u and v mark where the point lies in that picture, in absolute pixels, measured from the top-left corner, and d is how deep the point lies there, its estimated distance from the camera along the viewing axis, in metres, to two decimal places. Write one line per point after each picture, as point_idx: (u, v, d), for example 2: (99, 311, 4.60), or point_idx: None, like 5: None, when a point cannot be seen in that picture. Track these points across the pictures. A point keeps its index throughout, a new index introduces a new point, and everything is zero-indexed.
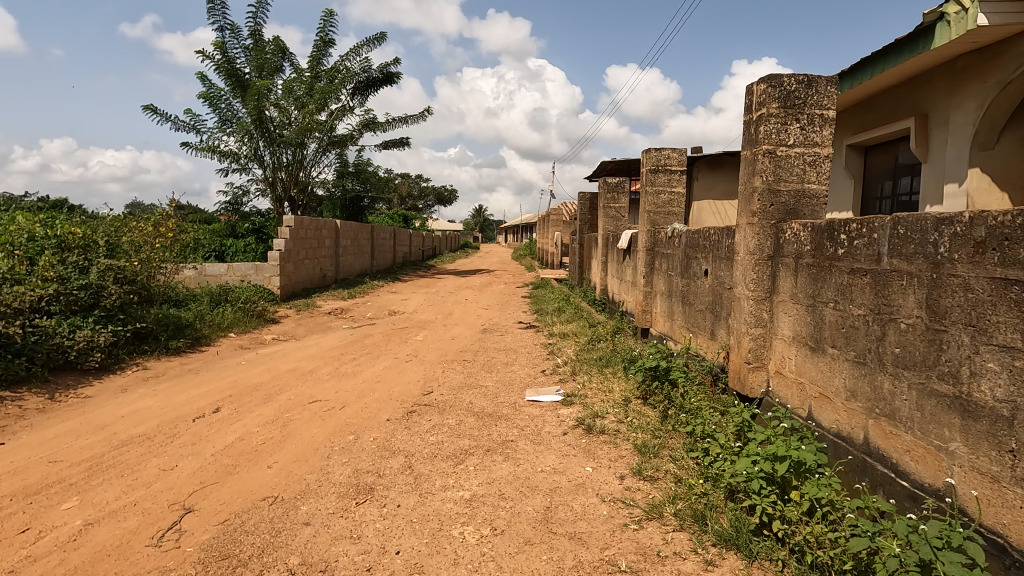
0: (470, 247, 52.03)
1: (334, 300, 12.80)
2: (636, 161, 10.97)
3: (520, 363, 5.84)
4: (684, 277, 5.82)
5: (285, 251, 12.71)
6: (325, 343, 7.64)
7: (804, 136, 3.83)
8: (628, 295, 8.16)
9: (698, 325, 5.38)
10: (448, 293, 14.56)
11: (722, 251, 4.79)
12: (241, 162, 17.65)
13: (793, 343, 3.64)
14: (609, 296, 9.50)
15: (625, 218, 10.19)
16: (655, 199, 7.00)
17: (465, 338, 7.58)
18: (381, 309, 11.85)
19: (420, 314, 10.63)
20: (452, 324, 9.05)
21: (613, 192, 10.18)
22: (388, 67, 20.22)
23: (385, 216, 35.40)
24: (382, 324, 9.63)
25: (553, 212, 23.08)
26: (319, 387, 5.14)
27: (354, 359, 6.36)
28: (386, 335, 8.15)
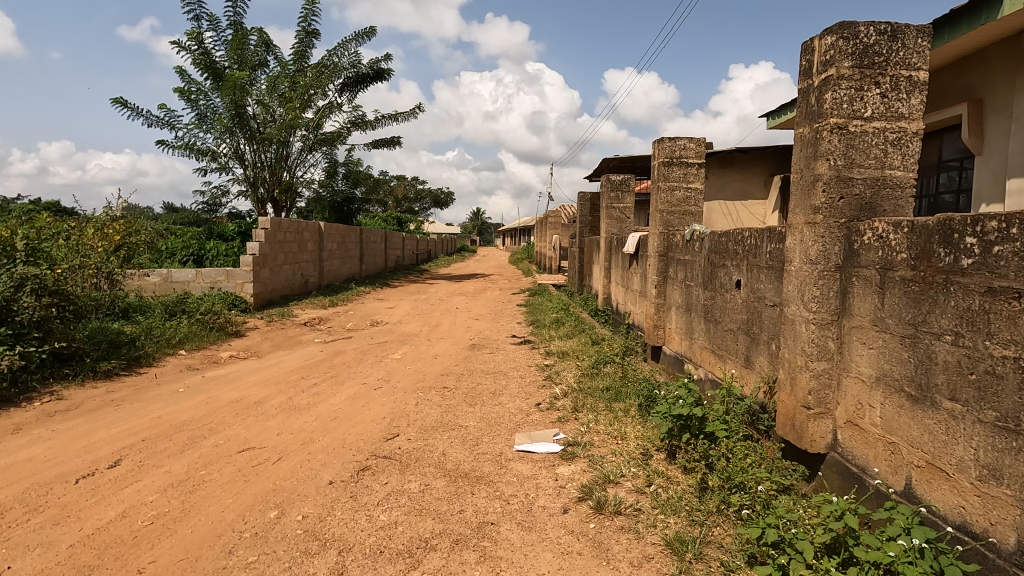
0: (467, 250, 51.08)
1: (312, 308, 11.79)
2: (642, 157, 10.00)
3: (509, 392, 4.85)
4: (708, 289, 4.84)
5: (260, 255, 11.70)
6: (288, 363, 6.63)
7: (887, 106, 2.87)
8: (636, 307, 7.17)
9: (727, 349, 4.40)
10: (438, 300, 13.55)
11: (762, 259, 3.82)
12: (220, 160, 16.66)
13: (877, 386, 2.67)
14: (613, 306, 8.52)
15: (630, 220, 9.21)
16: (669, 196, 6.03)
17: (449, 357, 6.57)
18: (364, 319, 10.85)
19: (404, 325, 9.62)
20: (437, 338, 8.05)
21: (617, 190, 9.21)
22: (378, 62, 19.24)
23: (378, 219, 34.37)
24: (360, 336, 8.62)
25: (551, 215, 22.10)
26: (260, 426, 4.14)
27: (315, 385, 5.36)
28: (360, 351, 7.15)
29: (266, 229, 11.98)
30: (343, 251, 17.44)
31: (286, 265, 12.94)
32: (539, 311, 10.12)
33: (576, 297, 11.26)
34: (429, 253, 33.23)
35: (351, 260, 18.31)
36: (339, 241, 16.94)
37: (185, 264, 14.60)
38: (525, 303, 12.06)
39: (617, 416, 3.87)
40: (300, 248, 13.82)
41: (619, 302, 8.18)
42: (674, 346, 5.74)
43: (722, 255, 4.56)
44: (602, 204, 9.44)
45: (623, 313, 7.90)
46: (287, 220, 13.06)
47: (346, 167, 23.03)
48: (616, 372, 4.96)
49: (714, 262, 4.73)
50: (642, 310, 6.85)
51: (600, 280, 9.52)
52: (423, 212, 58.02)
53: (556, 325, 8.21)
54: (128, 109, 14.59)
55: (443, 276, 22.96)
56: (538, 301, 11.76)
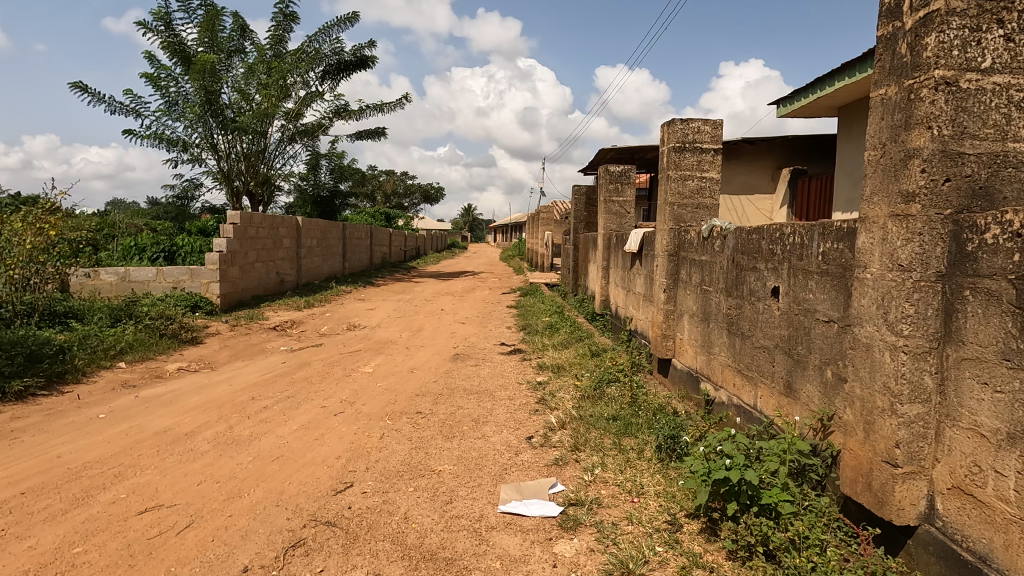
0: (457, 247, 50.16)
1: (286, 310, 10.90)
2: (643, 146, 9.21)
3: (495, 420, 4.05)
4: (733, 296, 4.06)
5: (229, 253, 10.78)
6: (243, 377, 5.77)
7: (1011, 54, 2.08)
8: (641, 313, 6.38)
9: (760, 370, 3.63)
10: (423, 301, 12.70)
11: (814, 263, 3.03)
12: (192, 151, 15.67)
13: (1012, 446, 1.88)
14: (613, 311, 7.73)
15: (630, 215, 8.42)
16: (680, 187, 5.24)
17: (429, 370, 5.76)
18: (340, 323, 9.98)
19: (383, 330, 8.76)
20: (417, 346, 7.22)
21: (616, 183, 8.42)
22: (362, 49, 18.29)
23: (366, 215, 33.38)
24: (332, 343, 7.76)
25: (543, 211, 21.31)
26: (182, 471, 3.29)
27: (266, 408, 4.53)
28: (330, 362, 6.31)
29: (235, 224, 11.06)
30: (324, 248, 16.52)
31: (259, 263, 12.03)
32: (531, 314, 9.32)
33: (572, 298, 10.47)
34: (417, 250, 32.31)
35: (333, 258, 17.40)
36: (319, 237, 16.02)
37: (156, 261, 13.42)
38: (516, 305, 11.24)
39: (629, 461, 3.07)
40: (274, 245, 12.89)
41: (621, 307, 7.39)
42: (688, 361, 4.96)
43: (752, 257, 3.77)
44: (599, 197, 8.65)
45: (625, 318, 7.12)
46: (259, 215, 12.12)
47: (329, 160, 22.05)
48: (624, 395, 4.16)
49: (741, 265, 3.94)
50: (648, 317, 6.06)
51: (597, 282, 8.73)
52: (412, 208, 57.01)
53: (551, 331, 7.40)
54: (88, 94, 13.56)
55: (430, 274, 22.13)
56: (531, 303, 10.95)
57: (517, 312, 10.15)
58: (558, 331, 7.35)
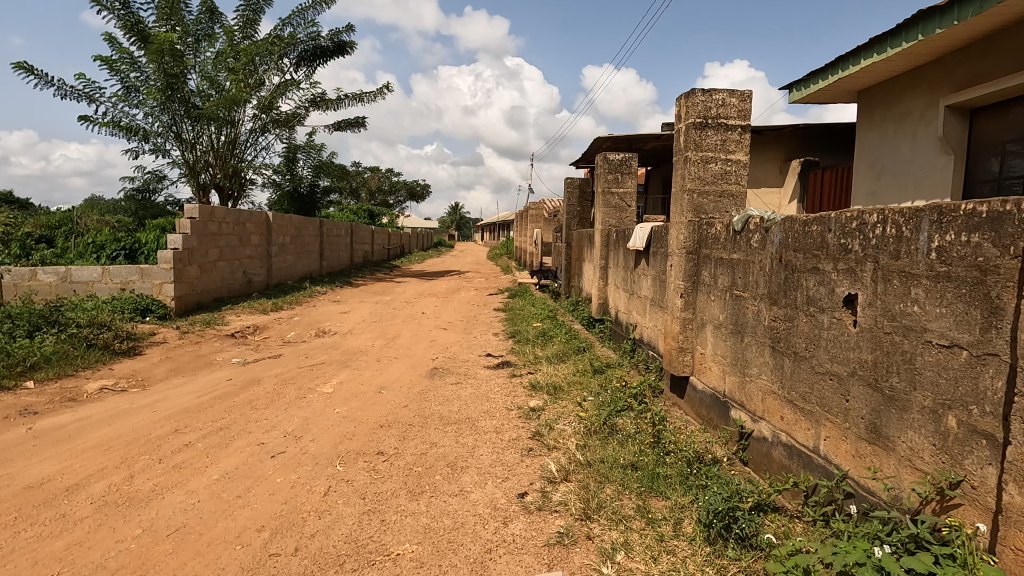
0: (444, 245, 49.14)
1: (250, 314, 9.89)
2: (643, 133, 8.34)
3: (478, 466, 3.16)
4: (780, 304, 3.20)
5: (186, 250, 9.72)
6: (176, 398, 4.81)
7: None
8: (650, 321, 5.51)
9: (826, 402, 2.78)
10: (403, 303, 11.75)
11: (923, 263, 2.17)
12: (154, 141, 14.50)
13: None
14: (615, 317, 6.86)
15: (630, 208, 7.57)
16: (701, 171, 4.38)
17: (400, 390, 4.84)
18: (309, 329, 9.02)
19: (355, 337, 7.82)
20: (391, 357, 6.30)
21: (616, 172, 7.55)
22: (339, 34, 17.29)
23: (348, 212, 32.30)
24: (293, 353, 6.81)
25: (532, 207, 20.47)
26: (32, 559, 2.34)
27: (188, 446, 3.58)
28: (285, 378, 5.37)
29: (194, 218, 10.01)
30: (299, 246, 15.48)
31: (222, 262, 10.97)
32: (522, 319, 8.41)
33: (565, 302, 9.59)
34: (402, 249, 31.28)
35: (310, 257, 16.38)
36: (293, 235, 14.99)
37: (115, 260, 12.14)
38: (504, 307, 10.34)
39: (664, 543, 2.23)
40: (241, 242, 11.85)
41: (623, 312, 6.53)
42: (713, 382, 4.12)
43: (811, 256, 2.90)
44: (596, 189, 7.77)
45: (629, 326, 6.26)
46: (223, 209, 11.05)
47: (307, 153, 20.93)
48: (644, 433, 3.27)
49: (793, 265, 3.08)
50: (659, 326, 5.19)
51: (594, 284, 7.87)
52: (398, 206, 55.83)
53: (545, 340, 6.50)
54: (35, 75, 12.38)
55: (414, 274, 21.16)
56: (520, 306, 10.06)
57: (505, 316, 9.25)
58: (553, 339, 6.46)
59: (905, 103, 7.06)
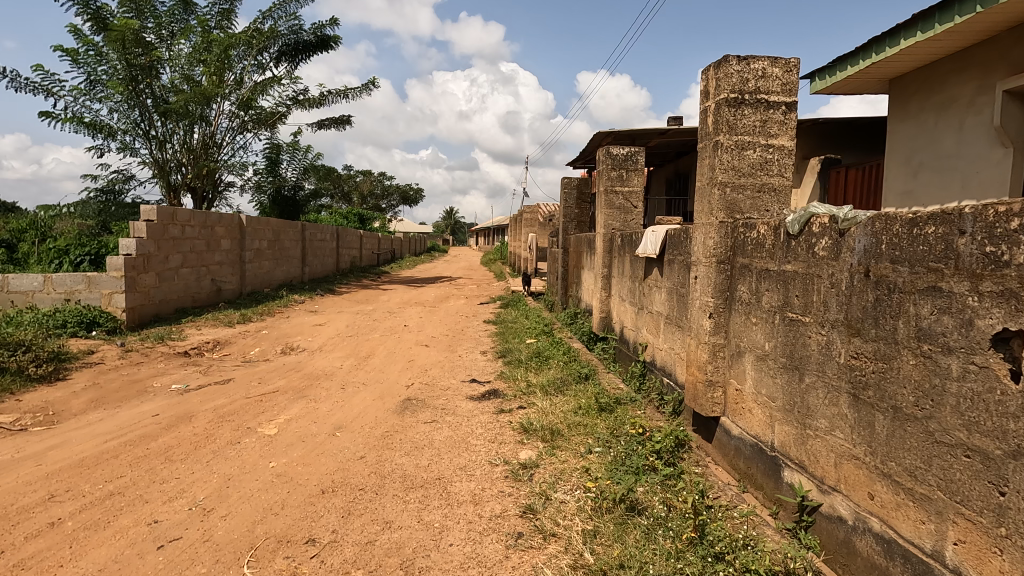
0: (437, 250, 48.17)
1: (211, 327, 8.90)
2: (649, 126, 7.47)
3: (443, 568, 2.23)
4: (867, 337, 2.30)
5: (142, 256, 8.75)
6: (79, 442, 3.87)
7: None
8: (668, 344, 4.60)
9: (957, 490, 1.87)
10: (384, 314, 10.78)
11: None
12: (120, 138, 13.48)
13: None
14: (622, 334, 5.94)
15: (636, 209, 6.68)
16: (735, 160, 3.49)
17: (359, 432, 3.90)
18: (276, 344, 8.06)
19: (323, 356, 6.87)
20: (358, 383, 5.35)
21: (620, 168, 6.67)
22: (323, 28, 16.42)
23: (338, 216, 31.30)
24: (246, 376, 5.85)
25: (526, 211, 19.62)
26: None
27: (54, 526, 2.64)
28: (223, 412, 4.42)
29: (152, 221, 9.01)
30: (278, 252, 14.51)
31: (185, 269, 9.96)
32: (514, 334, 7.48)
33: (562, 314, 8.67)
34: (392, 254, 30.28)
35: (290, 263, 15.42)
36: (271, 240, 14.03)
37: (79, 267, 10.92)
38: (495, 319, 9.39)
39: None
40: (210, 247, 10.88)
41: (633, 330, 5.61)
42: (757, 430, 3.20)
43: (926, 270, 2.00)
44: (597, 187, 6.86)
45: (640, 346, 5.35)
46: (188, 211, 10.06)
47: (292, 154, 19.98)
48: (680, 520, 2.33)
49: (890, 283, 2.18)
50: (680, 351, 4.28)
51: (595, 296, 6.96)
52: (390, 210, 54.86)
53: (539, 362, 5.55)
54: None
55: (403, 280, 20.21)
56: (512, 318, 9.14)
57: (495, 330, 8.31)
58: (549, 362, 5.52)
59: (947, 90, 6.23)
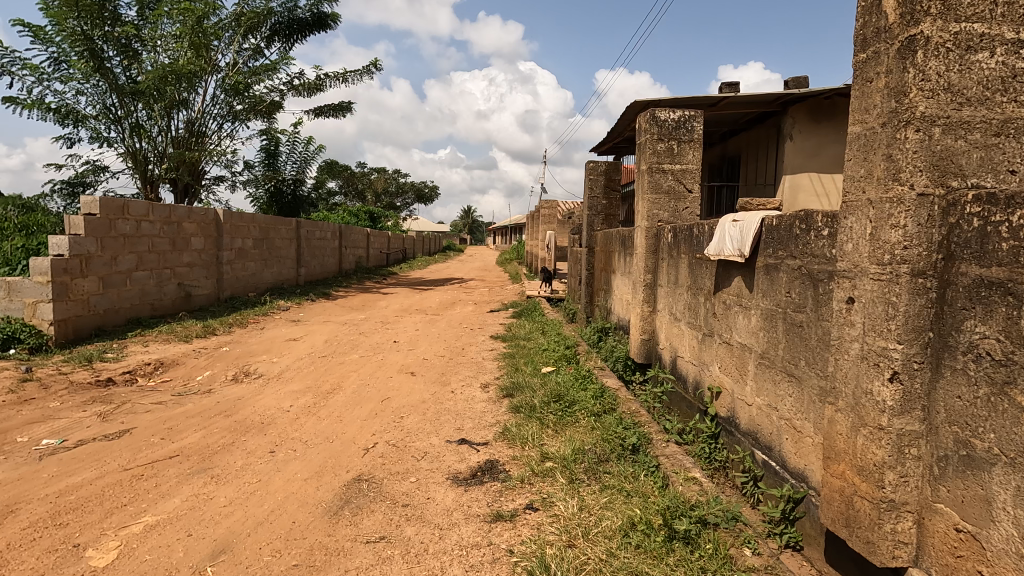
0: (454, 249, 46.72)
1: (158, 343, 7.37)
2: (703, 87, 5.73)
3: None
4: None
5: (78, 256, 7.26)
6: None
7: None
8: (772, 401, 2.89)
9: None
10: (376, 325, 9.18)
11: None
12: (90, 125, 12.05)
13: None
14: (682, 369, 4.21)
15: (692, 193, 4.97)
16: (951, 71, 1.77)
17: (246, 569, 2.24)
18: (230, 368, 6.48)
19: (277, 389, 5.27)
20: (298, 443, 3.71)
21: (668, 139, 4.94)
22: (319, 4, 14.93)
23: (347, 214, 29.93)
24: (155, 422, 4.26)
25: (544, 205, 17.86)
26: None
27: None
28: (61, 507, 2.81)
29: (93, 214, 7.52)
30: (266, 251, 13.04)
31: (140, 271, 8.48)
32: (527, 358, 5.80)
33: (588, 329, 6.96)
34: (403, 254, 28.77)
35: (281, 264, 13.94)
36: (257, 238, 12.55)
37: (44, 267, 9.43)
38: (505, 333, 7.71)
39: None
40: (176, 247, 9.40)
41: (700, 366, 3.90)
42: None
43: None
44: (637, 166, 5.15)
45: (710, 393, 3.65)
46: (146, 203, 8.59)
47: (291, 146, 18.57)
48: None
49: None
50: (807, 421, 2.56)
51: (635, 310, 5.25)
52: (406, 208, 53.56)
53: (560, 413, 3.87)
54: None
55: (411, 282, 18.67)
56: (525, 332, 7.48)
57: (504, 349, 6.62)
58: (575, 412, 3.82)
59: None
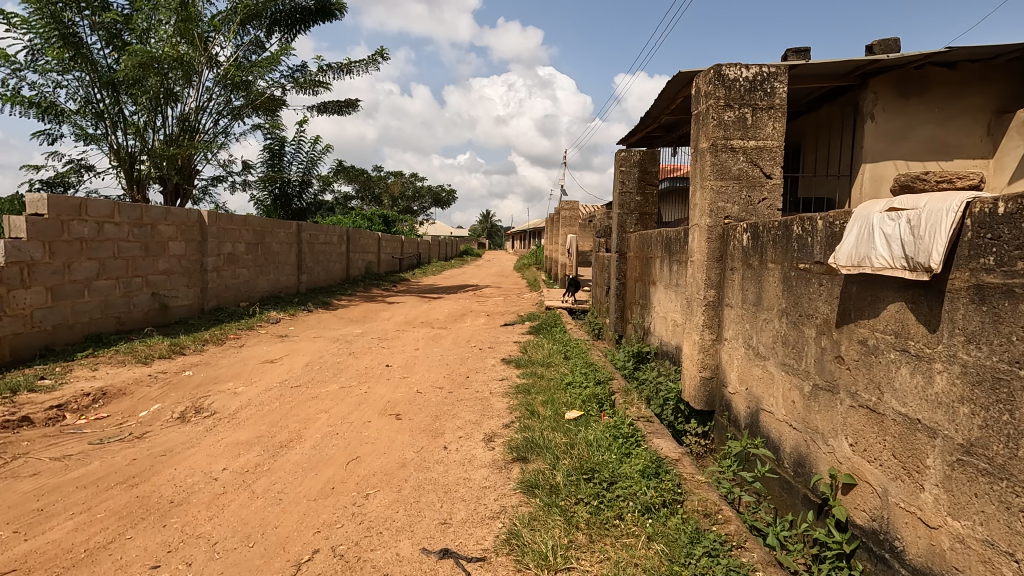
0: (471, 254, 45.64)
1: (109, 367, 6.23)
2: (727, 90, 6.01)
3: None
4: None
5: (19, 263, 6.20)
6: None
7: None
8: (1002, 541, 1.56)
9: None
10: (371, 342, 7.97)
11: None
12: (72, 120, 11.12)
13: None
14: (778, 432, 2.89)
15: (771, 178, 3.64)
16: None
17: None
18: (183, 401, 5.30)
19: (221, 438, 4.05)
20: (201, 549, 2.47)
21: (739, 105, 3.62)
22: None
23: (360, 217, 29.05)
24: (29, 498, 3.06)
25: (564, 207, 16.55)
26: None
27: None
28: None
29: (39, 215, 6.46)
30: (261, 257, 11.97)
31: (102, 280, 7.41)
32: (546, 397, 4.50)
33: (622, 356, 5.63)
34: (417, 259, 27.63)
35: (279, 271, 12.87)
36: (250, 243, 11.48)
37: None
38: (519, 357, 6.40)
39: None
40: (150, 252, 8.33)
41: (810, 436, 2.58)
42: None
43: None
44: (694, 144, 3.86)
45: (834, 483, 2.35)
46: (111, 202, 7.53)
47: (297, 146, 17.59)
48: None
49: None
50: None
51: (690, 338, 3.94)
52: (423, 212, 52.72)
53: (598, 506, 2.56)
54: None
55: (422, 290, 17.52)
56: (545, 356, 6.18)
57: (518, 380, 5.33)
58: (622, 505, 2.51)
59: None
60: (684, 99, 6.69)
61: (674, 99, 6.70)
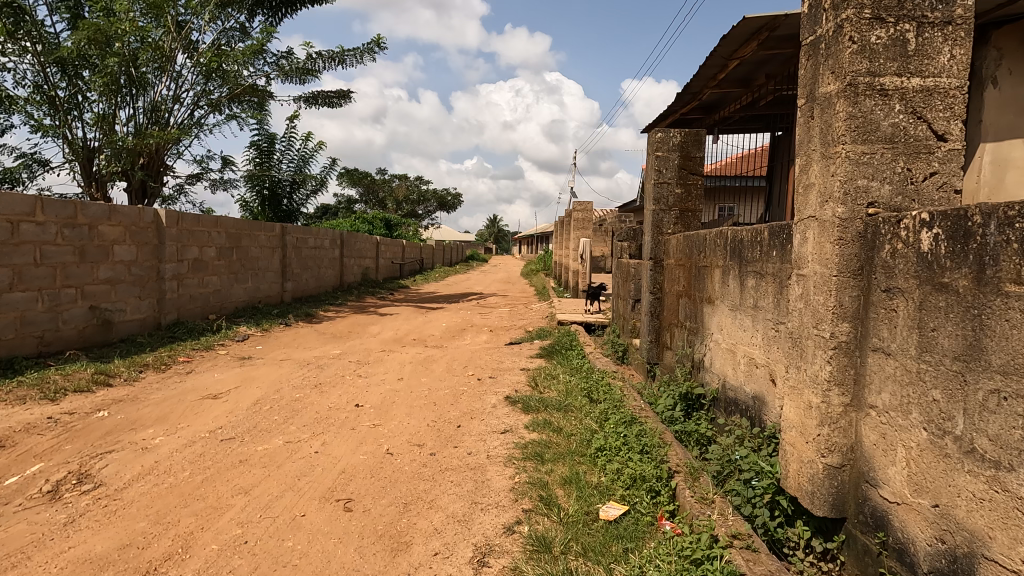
0: (477, 258, 44.24)
1: (2, 405, 4.84)
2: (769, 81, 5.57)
3: None
4: None
5: None
6: None
7: None
8: None
9: None
10: (347, 368, 6.53)
11: None
12: (21, 108, 9.83)
13: None
14: None
15: (946, 141, 2.21)
16: None
17: None
18: (70, 462, 3.87)
19: (70, 547, 2.61)
20: None
21: (895, 20, 2.18)
22: None
23: (360, 220, 27.66)
24: None
25: (576, 208, 15.06)
26: None
27: None
28: None
29: None
30: (237, 263, 10.64)
31: (15, 292, 6.07)
32: (569, 474, 3.07)
33: (667, 402, 4.15)
34: (419, 265, 26.22)
35: (259, 279, 11.52)
36: (223, 248, 10.12)
37: None
38: (528, 395, 4.94)
39: None
40: (86, 258, 7.00)
41: None
42: None
43: None
44: (810, 92, 2.44)
45: None
46: (27, 197, 6.20)
47: (287, 142, 16.28)
48: None
49: None
50: None
51: (797, 398, 2.50)
52: (428, 215, 51.43)
53: None
54: None
55: (422, 298, 16.13)
56: (562, 396, 4.72)
57: (527, 438, 3.86)
58: None
59: None
60: (739, 63, 5.17)
61: (725, 64, 5.20)
